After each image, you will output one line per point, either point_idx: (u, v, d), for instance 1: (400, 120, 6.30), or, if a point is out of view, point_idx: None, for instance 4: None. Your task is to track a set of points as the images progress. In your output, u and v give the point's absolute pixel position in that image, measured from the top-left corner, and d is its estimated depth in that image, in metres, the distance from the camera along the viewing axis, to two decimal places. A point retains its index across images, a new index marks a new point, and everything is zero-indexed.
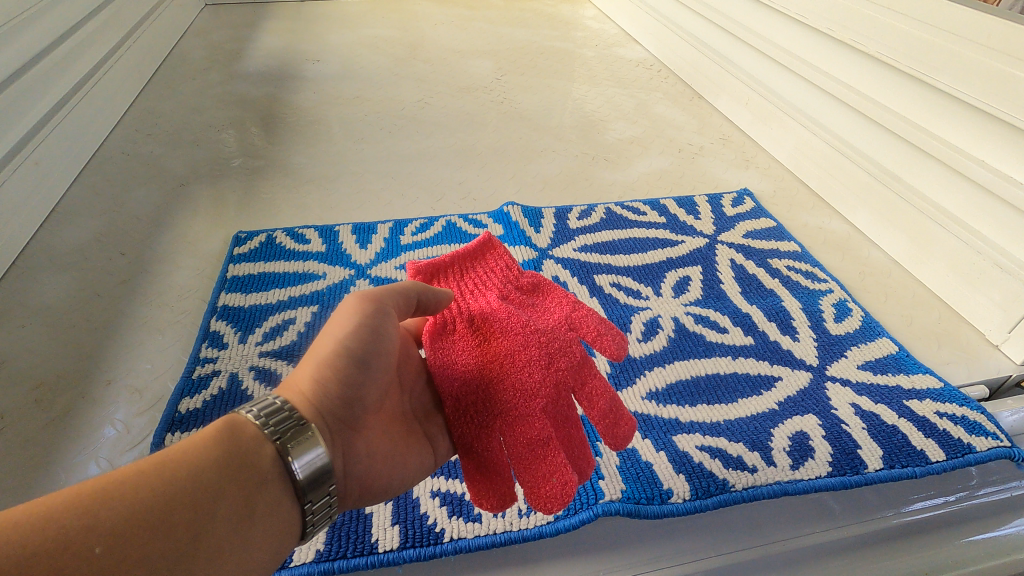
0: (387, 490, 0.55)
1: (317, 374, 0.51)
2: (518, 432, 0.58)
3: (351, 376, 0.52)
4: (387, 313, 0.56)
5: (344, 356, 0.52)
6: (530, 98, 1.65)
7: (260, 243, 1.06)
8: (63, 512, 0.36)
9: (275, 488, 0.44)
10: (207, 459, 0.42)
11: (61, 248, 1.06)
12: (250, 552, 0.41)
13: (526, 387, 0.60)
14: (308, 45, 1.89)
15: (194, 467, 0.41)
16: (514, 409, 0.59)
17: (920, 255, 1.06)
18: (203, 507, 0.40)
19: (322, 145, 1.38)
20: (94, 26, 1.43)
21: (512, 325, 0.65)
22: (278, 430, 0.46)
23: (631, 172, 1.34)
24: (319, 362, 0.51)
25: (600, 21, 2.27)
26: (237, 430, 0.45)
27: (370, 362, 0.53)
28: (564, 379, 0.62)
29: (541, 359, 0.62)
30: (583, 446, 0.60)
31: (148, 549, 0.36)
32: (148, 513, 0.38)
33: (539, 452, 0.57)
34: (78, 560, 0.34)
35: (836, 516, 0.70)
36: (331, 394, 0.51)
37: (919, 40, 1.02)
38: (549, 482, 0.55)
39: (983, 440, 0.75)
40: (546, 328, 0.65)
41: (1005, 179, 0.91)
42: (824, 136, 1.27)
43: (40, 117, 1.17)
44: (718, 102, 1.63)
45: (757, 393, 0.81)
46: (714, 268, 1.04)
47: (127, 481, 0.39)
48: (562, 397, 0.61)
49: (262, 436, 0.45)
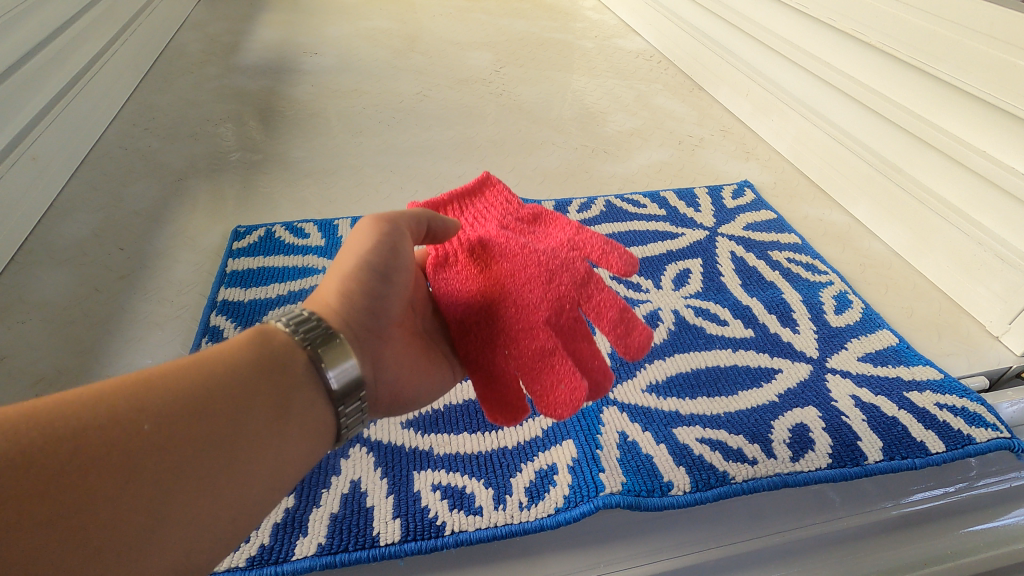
0: (413, 401, 0.57)
1: (341, 287, 0.51)
2: (523, 345, 0.58)
3: (375, 289, 0.52)
4: (403, 231, 0.56)
5: (367, 269, 0.52)
6: (529, 89, 1.64)
7: (259, 237, 1.06)
8: (112, 393, 0.37)
9: (310, 389, 0.45)
10: (243, 358, 0.43)
11: (61, 243, 1.05)
12: (288, 447, 0.42)
13: (529, 304, 0.60)
14: (306, 37, 1.88)
15: (231, 365, 0.42)
16: (518, 326, 0.59)
17: (922, 246, 1.05)
18: (242, 399, 0.41)
19: (320, 138, 1.38)
20: (91, 18, 1.41)
21: (512, 247, 0.64)
22: (309, 337, 0.46)
23: (631, 163, 1.34)
24: (343, 275, 0.51)
25: (600, 12, 2.25)
26: (268, 336, 0.45)
27: (392, 277, 0.54)
28: (568, 293, 0.60)
29: (541, 277, 0.61)
30: (595, 360, 0.59)
31: (191, 434, 0.38)
32: (189, 401, 0.39)
33: (545, 363, 0.57)
34: (125, 438, 0.36)
35: (837, 508, 0.70)
36: (356, 305, 0.51)
37: (923, 30, 1.02)
38: (558, 390, 0.55)
39: (982, 432, 0.75)
40: (549, 248, 0.63)
41: (1005, 170, 0.91)
42: (824, 128, 1.26)
43: (37, 109, 1.16)
44: (718, 93, 1.62)
45: (758, 385, 0.81)
46: (715, 260, 1.04)
47: (170, 371, 0.40)
48: (567, 311, 0.60)
49: (294, 343, 0.46)
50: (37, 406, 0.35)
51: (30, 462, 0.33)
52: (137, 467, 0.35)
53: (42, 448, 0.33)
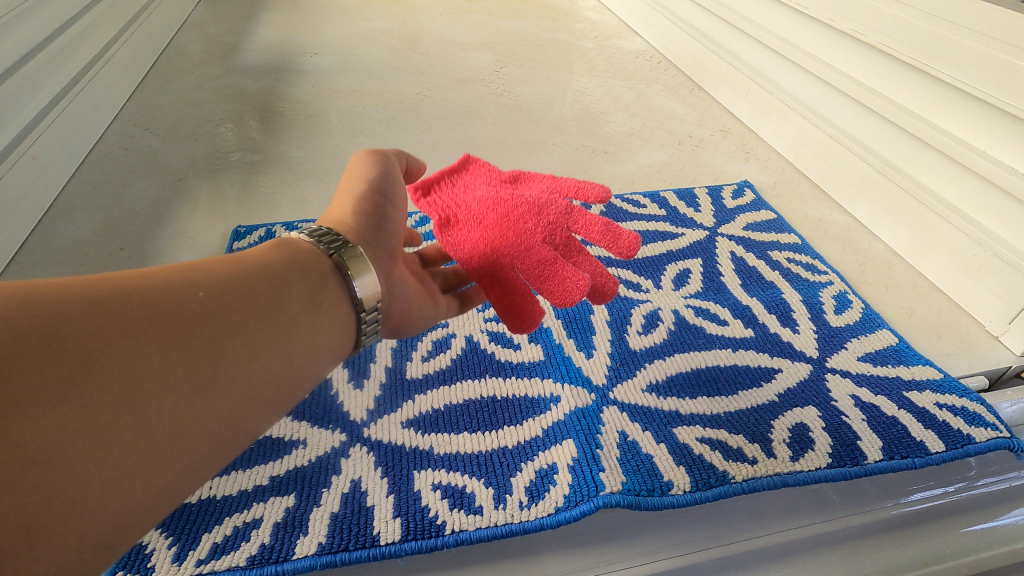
0: (416, 324, 0.62)
1: (354, 208, 0.57)
2: (528, 256, 0.64)
3: (381, 211, 0.59)
4: (394, 170, 0.64)
5: (372, 195, 0.60)
6: (529, 90, 1.64)
7: (259, 237, 1.06)
8: (162, 274, 0.42)
9: (336, 286, 0.50)
10: (272, 256, 0.48)
11: (62, 243, 1.06)
12: (321, 329, 0.48)
13: (529, 225, 0.67)
14: (307, 37, 1.89)
15: (263, 261, 0.47)
16: (522, 241, 0.65)
17: (921, 247, 1.05)
18: (278, 286, 0.46)
19: (320, 138, 1.38)
20: (91, 18, 1.41)
21: (497, 189, 0.72)
22: (332, 247, 0.51)
23: (632, 163, 1.34)
24: (353, 200, 0.58)
25: (600, 12, 2.25)
26: (292, 244, 0.50)
27: (392, 204, 0.61)
28: (560, 218, 0.68)
29: (530, 204, 0.69)
30: (592, 267, 0.67)
31: (235, 312, 0.43)
32: (231, 284, 0.44)
33: (552, 266, 0.63)
34: (181, 306, 0.40)
35: (836, 508, 0.71)
36: (368, 223, 0.57)
37: (923, 30, 1.02)
38: (567, 283, 0.61)
39: (982, 432, 0.75)
40: (535, 190, 0.72)
41: (1005, 170, 0.91)
42: (824, 129, 1.26)
43: (38, 110, 1.16)
44: (718, 93, 1.62)
45: (758, 385, 0.81)
46: (715, 260, 1.04)
47: (210, 263, 0.45)
48: (562, 231, 0.68)
49: (318, 251, 0.51)
50: (8, 291, 0.35)
51: (56, 342, 0.35)
52: (109, 365, 0.36)
53: (10, 337, 0.34)
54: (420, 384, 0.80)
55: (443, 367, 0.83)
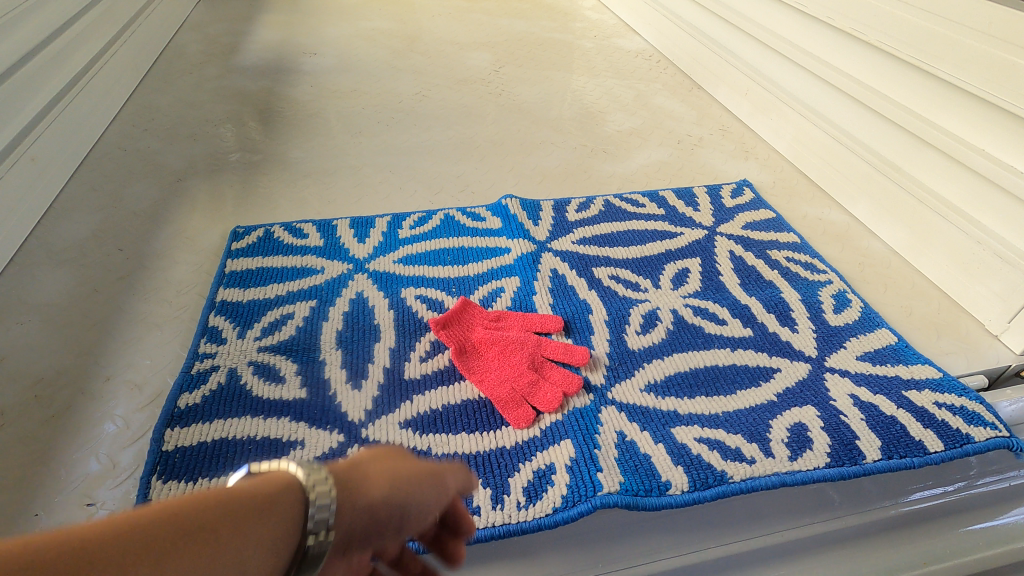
0: None
1: (386, 494, 0.37)
2: (518, 382, 0.79)
3: (398, 515, 0.37)
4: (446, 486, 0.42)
5: (410, 492, 0.38)
6: (528, 89, 1.64)
7: (258, 237, 1.06)
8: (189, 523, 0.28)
9: None
10: (292, 537, 0.31)
11: (61, 244, 1.06)
12: None
13: (514, 360, 0.82)
14: (306, 37, 1.88)
15: (284, 543, 0.31)
16: (512, 371, 0.80)
17: (921, 246, 1.05)
18: None
19: (319, 138, 1.38)
20: (90, 18, 1.41)
21: (483, 323, 0.88)
22: (315, 549, 0.32)
23: (631, 163, 1.34)
24: (392, 488, 0.37)
25: (599, 12, 2.25)
26: (295, 517, 0.32)
27: (423, 516, 0.39)
28: (535, 348, 0.84)
29: (509, 337, 0.85)
30: (568, 375, 0.80)
31: None
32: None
33: (537, 388, 0.78)
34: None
35: (835, 507, 0.71)
36: (375, 518, 0.36)
37: (922, 29, 1.02)
38: (551, 399, 0.77)
39: (981, 431, 0.75)
40: (512, 327, 0.87)
41: (1005, 168, 0.91)
42: (824, 127, 1.26)
43: (37, 111, 1.16)
44: (717, 93, 1.62)
45: (756, 385, 0.81)
46: (714, 259, 1.04)
47: (245, 519, 0.30)
48: (539, 359, 0.82)
49: (299, 543, 0.32)
50: None
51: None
52: None
53: None
54: (419, 384, 0.80)
55: (441, 368, 0.82)
